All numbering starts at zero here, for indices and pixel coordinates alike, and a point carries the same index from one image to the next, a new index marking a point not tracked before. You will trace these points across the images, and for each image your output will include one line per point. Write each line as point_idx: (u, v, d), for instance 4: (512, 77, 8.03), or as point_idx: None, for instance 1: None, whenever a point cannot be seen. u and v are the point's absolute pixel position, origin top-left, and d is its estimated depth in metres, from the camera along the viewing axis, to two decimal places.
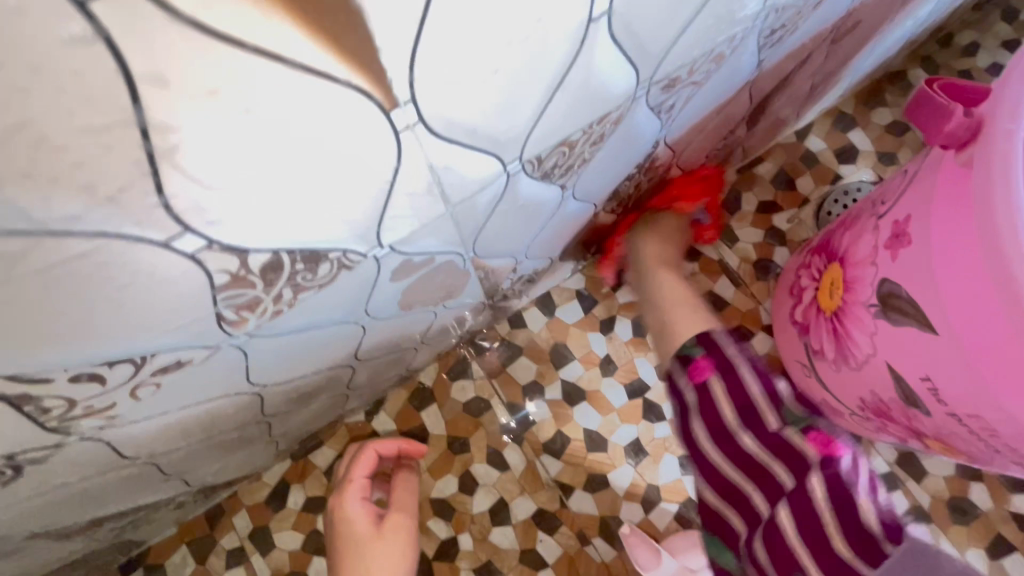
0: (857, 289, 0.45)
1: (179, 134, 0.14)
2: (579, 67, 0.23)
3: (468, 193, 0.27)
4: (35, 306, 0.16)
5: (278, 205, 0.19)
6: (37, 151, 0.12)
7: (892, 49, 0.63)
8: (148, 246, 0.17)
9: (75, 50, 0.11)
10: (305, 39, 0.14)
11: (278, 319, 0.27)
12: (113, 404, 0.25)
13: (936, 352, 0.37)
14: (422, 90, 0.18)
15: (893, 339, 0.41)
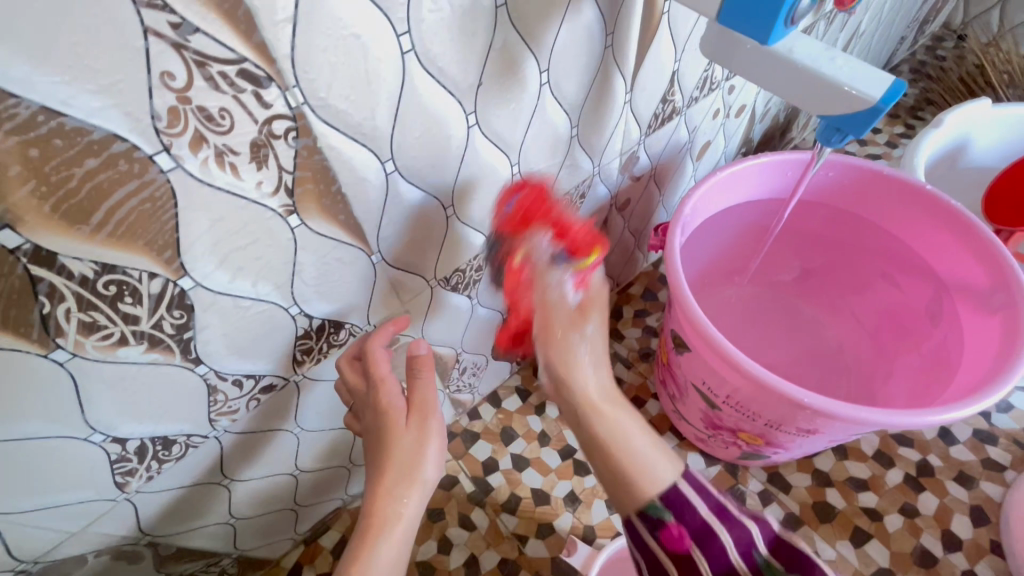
0: (667, 342, 0.72)
1: (302, 264, 0.43)
2: (451, 234, 0.54)
3: (411, 294, 0.56)
4: (239, 336, 0.44)
5: (327, 295, 0.47)
6: (266, 270, 0.41)
7: None
8: (280, 309, 0.44)
9: (285, 243, 0.41)
10: (343, 233, 0.44)
11: (317, 365, 0.53)
12: (236, 410, 0.49)
13: (699, 365, 0.63)
14: (382, 246, 0.48)
15: (685, 365, 0.67)
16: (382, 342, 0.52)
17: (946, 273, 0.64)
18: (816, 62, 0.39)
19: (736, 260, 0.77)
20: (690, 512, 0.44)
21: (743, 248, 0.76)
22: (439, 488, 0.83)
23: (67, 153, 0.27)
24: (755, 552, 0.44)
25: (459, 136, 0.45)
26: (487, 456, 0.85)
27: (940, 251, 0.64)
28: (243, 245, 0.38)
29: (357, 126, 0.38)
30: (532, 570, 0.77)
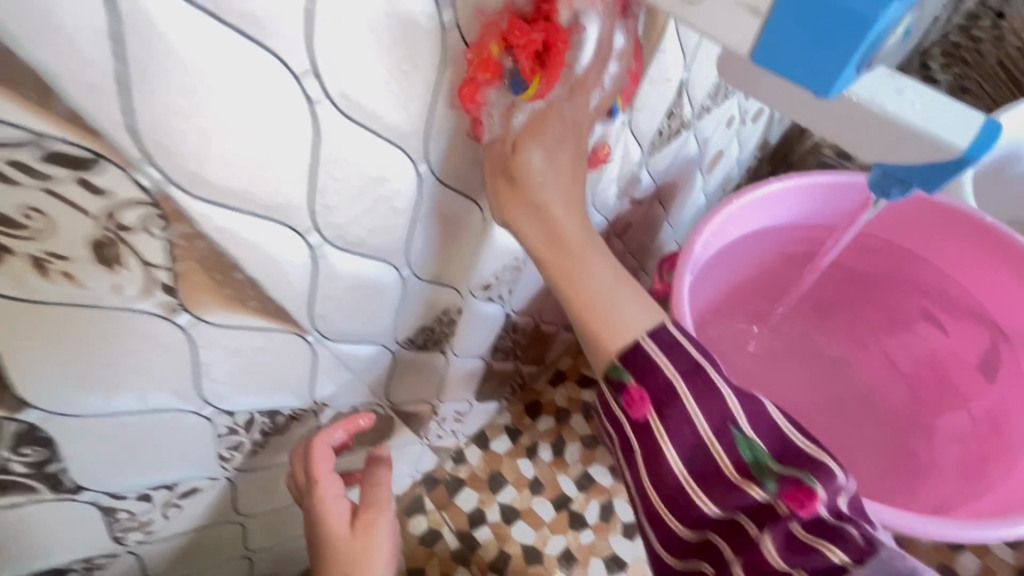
0: None
1: (208, 363, 0.34)
2: (409, 295, 0.44)
3: (365, 363, 0.47)
4: (135, 452, 0.35)
5: (252, 388, 0.38)
6: (156, 379, 0.32)
7: None
8: (188, 413, 0.35)
9: (179, 346, 0.31)
10: (262, 320, 0.34)
11: (253, 455, 0.44)
12: (151, 520, 0.41)
13: None
14: (320, 324, 0.39)
15: None
16: (327, 440, 0.46)
17: (1005, 319, 0.58)
18: (878, 96, 0.29)
19: (744, 294, 0.65)
20: (652, 374, 0.40)
21: (760, 281, 0.65)
22: (419, 544, 0.75)
23: None
24: (732, 427, 0.40)
25: (408, 190, 0.35)
26: (473, 506, 0.77)
27: (1000, 293, 0.57)
28: (112, 360, 0.29)
29: (257, 200, 0.28)
30: None
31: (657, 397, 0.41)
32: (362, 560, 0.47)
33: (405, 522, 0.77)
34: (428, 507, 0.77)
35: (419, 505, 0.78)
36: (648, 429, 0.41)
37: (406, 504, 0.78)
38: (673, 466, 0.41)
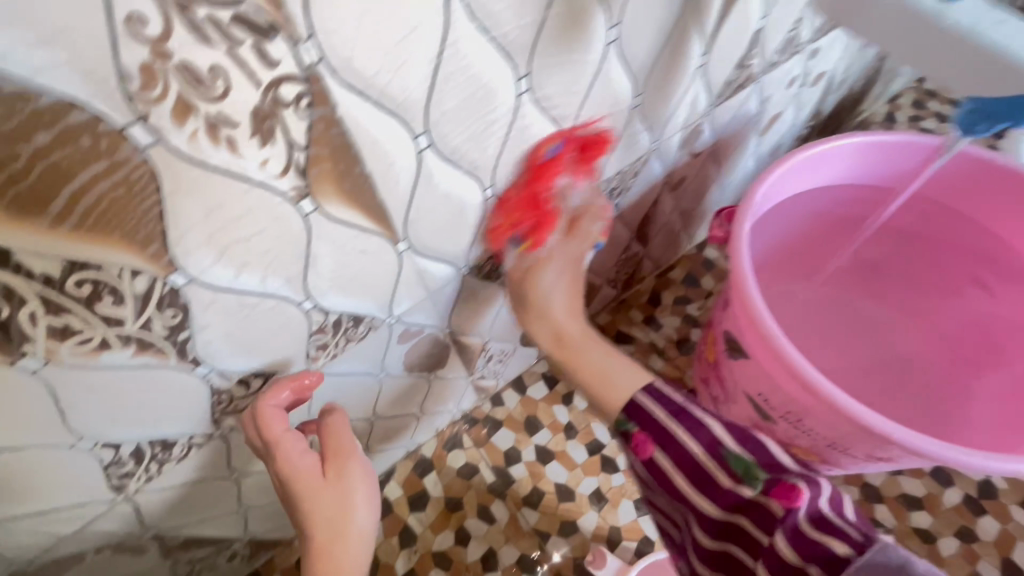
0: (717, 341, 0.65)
1: (317, 254, 0.36)
2: (489, 219, 0.46)
3: (439, 284, 0.49)
4: (244, 335, 0.38)
5: (346, 288, 0.41)
6: (274, 263, 0.34)
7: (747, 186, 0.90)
8: (292, 303, 0.38)
9: (299, 233, 0.34)
10: (367, 220, 0.37)
11: (334, 360, 0.47)
12: (245, 409, 0.44)
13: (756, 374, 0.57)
14: (411, 234, 0.41)
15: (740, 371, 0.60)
16: (274, 399, 0.42)
17: None
18: None
19: (797, 254, 0.67)
20: (656, 427, 0.48)
21: (811, 238, 0.66)
22: (457, 477, 0.79)
23: (14, 122, 0.21)
24: (753, 436, 0.47)
25: (507, 103, 0.37)
26: (509, 446, 0.81)
27: None
28: (245, 235, 0.31)
29: (386, 92, 0.30)
30: (553, 570, 0.74)
31: (660, 440, 0.48)
32: (340, 508, 0.44)
33: (444, 456, 0.81)
34: (466, 444, 0.81)
35: (459, 442, 0.81)
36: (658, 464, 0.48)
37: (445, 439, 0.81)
38: (697, 458, 0.47)
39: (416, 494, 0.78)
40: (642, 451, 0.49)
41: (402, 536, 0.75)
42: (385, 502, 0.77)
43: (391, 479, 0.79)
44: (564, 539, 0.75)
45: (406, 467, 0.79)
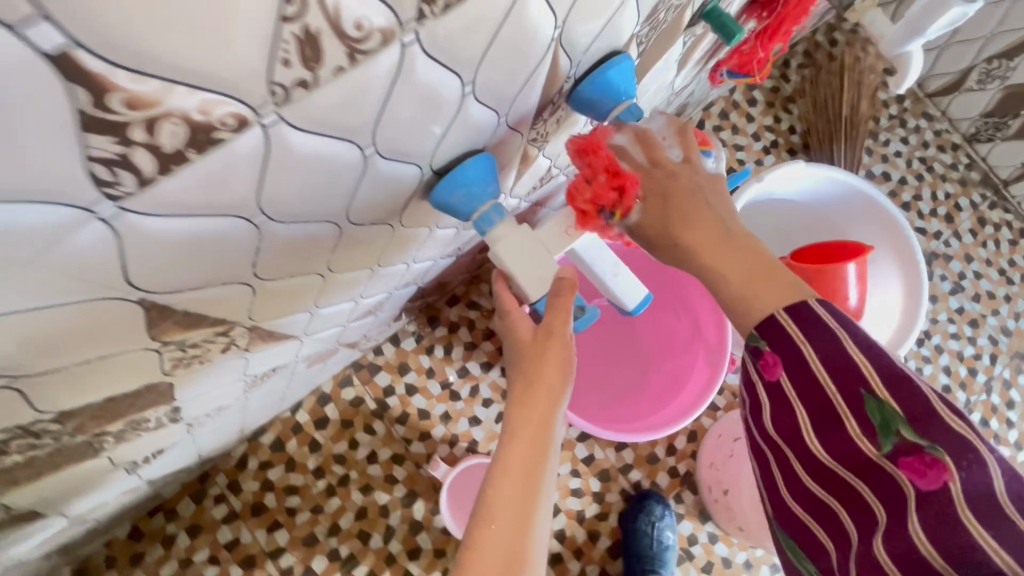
0: None
1: (250, 365, 0.63)
2: (358, 305, 0.73)
3: (328, 335, 0.78)
4: (208, 401, 0.65)
5: (267, 363, 0.68)
6: (227, 378, 0.61)
7: None
8: (235, 382, 0.65)
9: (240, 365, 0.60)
10: (280, 343, 0.63)
11: (260, 385, 0.76)
12: (205, 422, 0.72)
13: None
14: (307, 332, 0.68)
15: None
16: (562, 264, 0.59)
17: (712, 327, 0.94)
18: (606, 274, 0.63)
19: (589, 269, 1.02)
20: (783, 343, 0.56)
21: None
22: (349, 405, 1.14)
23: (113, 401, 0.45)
24: (864, 392, 0.53)
25: (364, 276, 0.62)
26: (387, 383, 1.16)
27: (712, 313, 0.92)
28: (212, 379, 0.57)
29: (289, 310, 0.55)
30: (414, 461, 1.14)
31: (787, 357, 0.56)
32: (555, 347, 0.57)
33: (339, 391, 1.15)
34: (356, 382, 1.15)
35: (349, 381, 1.15)
36: (781, 379, 0.58)
37: (339, 379, 1.15)
38: (803, 356, 0.55)
39: (319, 417, 1.13)
40: (769, 368, 0.58)
41: (310, 445, 1.12)
42: (298, 423, 1.12)
43: (301, 408, 1.13)
44: (422, 442, 1.15)
45: (312, 399, 1.13)
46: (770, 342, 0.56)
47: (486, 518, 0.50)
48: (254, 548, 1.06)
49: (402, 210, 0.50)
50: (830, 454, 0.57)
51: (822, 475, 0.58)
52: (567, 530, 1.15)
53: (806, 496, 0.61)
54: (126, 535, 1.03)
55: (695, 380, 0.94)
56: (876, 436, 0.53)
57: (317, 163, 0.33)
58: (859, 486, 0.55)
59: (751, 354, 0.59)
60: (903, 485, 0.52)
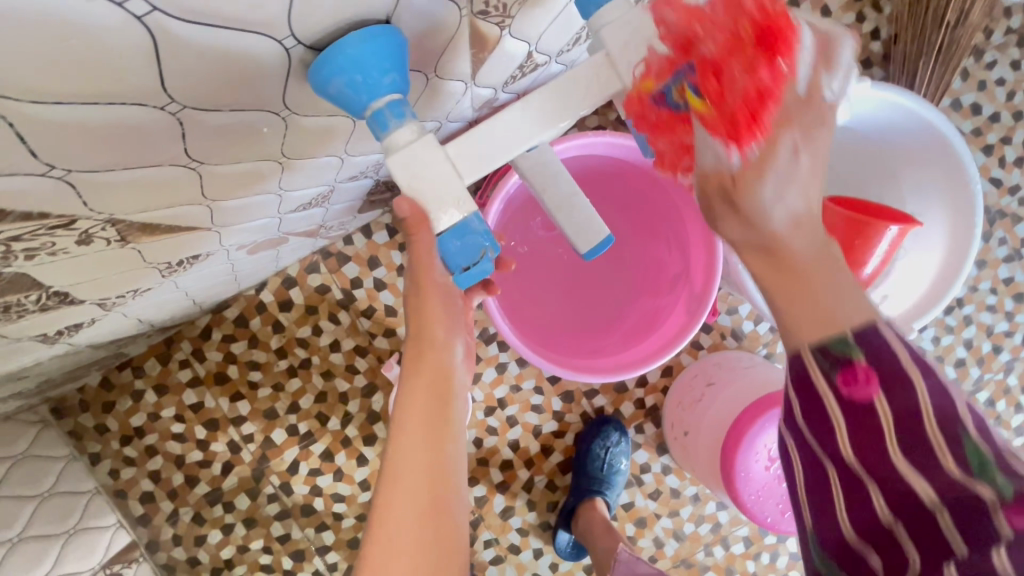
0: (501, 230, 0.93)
1: (146, 253, 0.57)
2: (285, 198, 0.65)
3: (258, 225, 0.70)
4: (112, 285, 0.60)
5: (178, 251, 0.62)
6: (119, 265, 0.55)
7: None
8: (140, 268, 0.60)
9: (128, 254, 0.54)
10: (179, 233, 0.57)
11: (185, 270, 0.71)
12: (125, 300, 0.69)
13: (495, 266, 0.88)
14: (220, 223, 0.61)
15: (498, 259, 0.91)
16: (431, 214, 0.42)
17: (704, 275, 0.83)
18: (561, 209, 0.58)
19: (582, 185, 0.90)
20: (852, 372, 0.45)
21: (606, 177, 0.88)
22: (314, 292, 1.11)
23: None
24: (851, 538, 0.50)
25: (270, 169, 0.53)
26: (354, 275, 1.11)
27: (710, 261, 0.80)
28: (92, 267, 0.51)
29: (164, 204, 0.47)
30: (376, 355, 1.12)
31: (886, 379, 0.45)
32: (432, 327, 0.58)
33: (305, 276, 1.11)
34: (323, 270, 1.10)
35: (316, 267, 1.10)
36: (867, 405, 0.47)
37: (306, 265, 1.10)
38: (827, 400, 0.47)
39: (283, 300, 1.11)
40: (856, 387, 0.46)
41: (274, 325, 1.11)
42: (262, 303, 1.10)
43: (265, 288, 1.10)
44: (386, 338, 1.12)
45: (277, 281, 1.10)
46: (828, 368, 0.46)
47: (396, 449, 0.57)
48: (217, 412, 1.11)
49: (276, 94, 0.39)
50: (852, 515, 0.50)
51: (866, 446, 0.47)
52: (521, 441, 1.16)
53: (865, 518, 0.49)
54: (98, 384, 1.09)
55: (672, 323, 0.85)
56: (976, 478, 0.44)
57: (31, 16, 0.23)
58: (870, 497, 0.48)
59: (834, 374, 0.46)
60: (947, 532, 0.45)
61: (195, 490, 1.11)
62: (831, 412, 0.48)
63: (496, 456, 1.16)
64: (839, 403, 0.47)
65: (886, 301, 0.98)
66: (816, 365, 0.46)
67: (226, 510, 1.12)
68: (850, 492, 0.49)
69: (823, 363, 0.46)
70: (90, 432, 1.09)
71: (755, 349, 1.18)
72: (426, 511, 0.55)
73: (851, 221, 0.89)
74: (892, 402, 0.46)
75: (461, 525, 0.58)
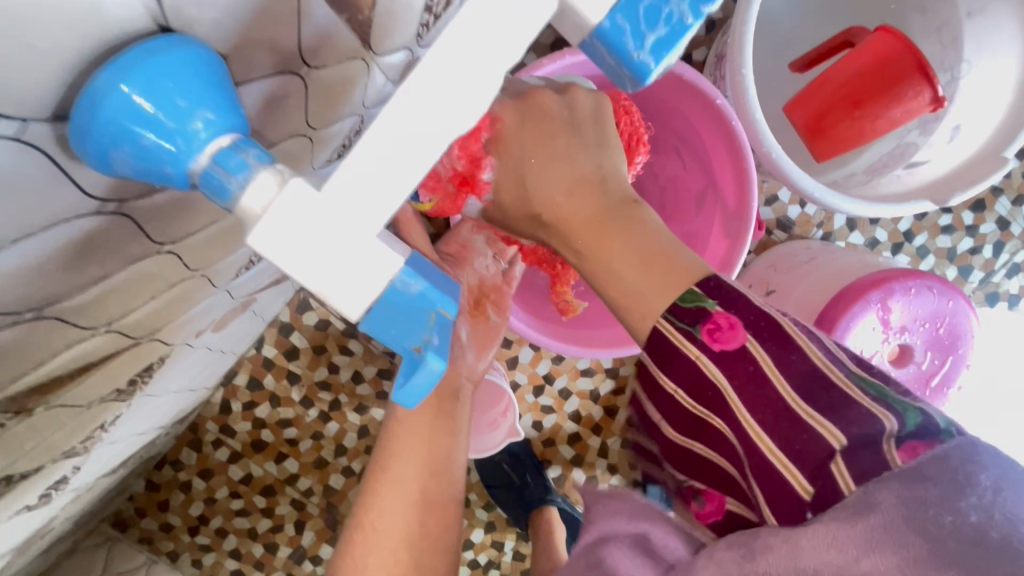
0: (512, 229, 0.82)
1: (78, 399, 0.47)
2: (210, 274, 0.52)
3: (204, 307, 0.59)
4: (63, 438, 0.51)
5: (121, 375, 0.52)
6: (50, 424, 0.46)
7: None
8: (84, 410, 0.50)
9: (51, 413, 0.44)
10: (102, 365, 0.46)
11: (148, 382, 0.61)
12: (99, 436, 0.60)
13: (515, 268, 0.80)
14: (148, 332, 0.50)
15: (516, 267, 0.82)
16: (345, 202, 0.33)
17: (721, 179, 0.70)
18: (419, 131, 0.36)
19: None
20: (780, 343, 0.49)
21: None
22: (315, 331, 1.01)
23: None
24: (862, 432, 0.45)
25: (160, 262, 0.41)
26: None
27: (727, 163, 0.67)
28: (10, 446, 0.42)
29: (42, 360, 0.36)
30: None
31: (754, 331, 0.50)
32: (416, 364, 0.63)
33: (300, 317, 1.01)
34: (315, 305, 1.00)
35: (307, 304, 1.00)
36: (744, 350, 0.50)
37: (296, 306, 1.00)
38: (806, 377, 0.48)
39: (288, 348, 1.01)
40: (724, 337, 0.50)
41: (289, 377, 1.03)
42: (267, 358, 1.02)
43: (265, 343, 1.01)
44: None
45: (274, 332, 1.01)
46: (690, 326, 0.51)
47: (384, 461, 0.58)
48: (269, 478, 1.06)
49: (73, 195, 0.26)
50: (797, 467, 0.46)
51: (792, 443, 0.47)
52: (582, 410, 1.07)
53: (808, 455, 0.46)
54: (145, 487, 1.05)
55: (710, 255, 0.71)
56: (890, 406, 0.45)
57: None
58: (792, 478, 0.47)
59: (699, 330, 0.50)
60: (795, 479, 0.47)
61: (279, 554, 1.08)
62: (707, 367, 0.51)
63: (561, 432, 1.08)
64: (714, 358, 0.51)
65: (959, 133, 0.80)
66: (673, 325, 0.52)
67: (315, 563, 1.08)
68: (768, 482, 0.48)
69: (681, 320, 0.51)
70: (157, 533, 1.07)
71: (809, 233, 1.02)
72: (401, 533, 0.55)
73: (891, 47, 0.69)
74: (788, 373, 0.48)
75: (448, 542, 0.58)
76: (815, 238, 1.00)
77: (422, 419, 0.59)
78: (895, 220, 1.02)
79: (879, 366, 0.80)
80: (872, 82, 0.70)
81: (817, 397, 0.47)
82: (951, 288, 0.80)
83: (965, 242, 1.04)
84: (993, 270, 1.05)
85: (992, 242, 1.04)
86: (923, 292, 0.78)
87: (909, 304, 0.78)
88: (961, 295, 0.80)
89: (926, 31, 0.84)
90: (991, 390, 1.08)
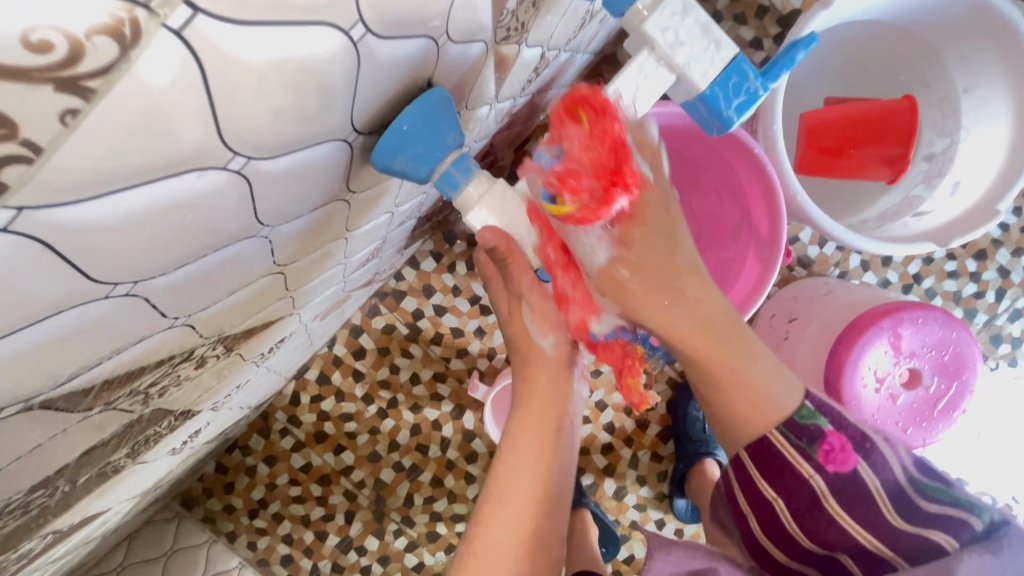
0: None
1: (247, 354, 0.59)
2: (348, 263, 0.65)
3: (329, 293, 0.72)
4: (220, 390, 0.63)
5: (270, 341, 0.64)
6: (226, 371, 0.58)
7: (595, 60, 0.95)
8: (243, 366, 0.62)
9: (232, 361, 0.56)
10: (270, 327, 0.59)
11: (273, 355, 0.73)
12: (230, 398, 0.72)
13: None
14: (300, 305, 0.62)
15: None
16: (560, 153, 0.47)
17: (755, 212, 0.83)
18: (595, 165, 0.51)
19: None
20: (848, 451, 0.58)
21: None
22: (381, 333, 1.13)
23: (101, 446, 0.43)
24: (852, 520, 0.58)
25: (338, 246, 0.54)
26: (415, 308, 1.12)
27: (760, 198, 0.81)
28: (207, 381, 0.54)
29: (259, 309, 0.49)
30: (457, 378, 1.14)
31: (857, 446, 0.58)
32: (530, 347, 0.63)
33: (369, 321, 1.13)
34: (383, 311, 1.12)
35: (377, 310, 1.12)
36: (855, 474, 0.59)
37: (367, 310, 1.12)
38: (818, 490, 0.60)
39: (355, 347, 1.13)
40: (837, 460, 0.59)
41: (354, 375, 1.14)
42: (337, 357, 1.14)
43: (336, 342, 1.13)
44: (461, 358, 1.13)
45: (345, 332, 1.13)
46: (805, 444, 0.58)
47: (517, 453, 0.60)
48: (326, 467, 1.16)
49: (342, 185, 0.39)
50: (861, 526, 0.59)
51: (867, 520, 0.58)
52: (615, 422, 1.17)
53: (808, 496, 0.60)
54: (214, 469, 1.15)
55: (745, 277, 0.84)
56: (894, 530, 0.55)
57: (171, 211, 0.24)
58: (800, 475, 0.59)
59: (815, 450, 0.58)
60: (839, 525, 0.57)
61: (327, 543, 1.16)
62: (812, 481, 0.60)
63: (595, 442, 1.17)
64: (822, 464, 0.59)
65: (959, 188, 0.93)
66: (791, 441, 0.59)
67: (360, 553, 1.16)
68: (818, 513, 0.61)
69: (799, 436, 0.58)
70: (220, 514, 1.16)
71: (827, 271, 1.14)
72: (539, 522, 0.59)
73: (902, 110, 0.89)
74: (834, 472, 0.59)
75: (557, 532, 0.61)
76: (832, 276, 1.12)
77: (543, 410, 0.62)
78: (905, 263, 1.14)
79: (891, 387, 0.90)
80: (872, 124, 0.91)
81: (912, 514, 0.57)
82: (955, 321, 0.90)
83: (969, 287, 1.15)
84: (996, 314, 1.15)
85: (994, 288, 1.15)
86: (930, 322, 0.89)
87: (916, 333, 0.89)
88: (964, 328, 0.90)
89: (929, 102, 0.99)
90: (995, 424, 1.17)
